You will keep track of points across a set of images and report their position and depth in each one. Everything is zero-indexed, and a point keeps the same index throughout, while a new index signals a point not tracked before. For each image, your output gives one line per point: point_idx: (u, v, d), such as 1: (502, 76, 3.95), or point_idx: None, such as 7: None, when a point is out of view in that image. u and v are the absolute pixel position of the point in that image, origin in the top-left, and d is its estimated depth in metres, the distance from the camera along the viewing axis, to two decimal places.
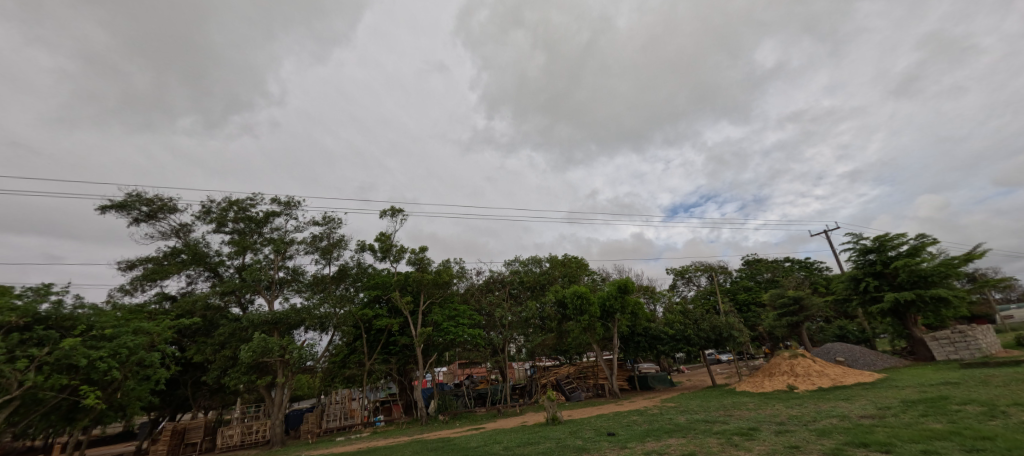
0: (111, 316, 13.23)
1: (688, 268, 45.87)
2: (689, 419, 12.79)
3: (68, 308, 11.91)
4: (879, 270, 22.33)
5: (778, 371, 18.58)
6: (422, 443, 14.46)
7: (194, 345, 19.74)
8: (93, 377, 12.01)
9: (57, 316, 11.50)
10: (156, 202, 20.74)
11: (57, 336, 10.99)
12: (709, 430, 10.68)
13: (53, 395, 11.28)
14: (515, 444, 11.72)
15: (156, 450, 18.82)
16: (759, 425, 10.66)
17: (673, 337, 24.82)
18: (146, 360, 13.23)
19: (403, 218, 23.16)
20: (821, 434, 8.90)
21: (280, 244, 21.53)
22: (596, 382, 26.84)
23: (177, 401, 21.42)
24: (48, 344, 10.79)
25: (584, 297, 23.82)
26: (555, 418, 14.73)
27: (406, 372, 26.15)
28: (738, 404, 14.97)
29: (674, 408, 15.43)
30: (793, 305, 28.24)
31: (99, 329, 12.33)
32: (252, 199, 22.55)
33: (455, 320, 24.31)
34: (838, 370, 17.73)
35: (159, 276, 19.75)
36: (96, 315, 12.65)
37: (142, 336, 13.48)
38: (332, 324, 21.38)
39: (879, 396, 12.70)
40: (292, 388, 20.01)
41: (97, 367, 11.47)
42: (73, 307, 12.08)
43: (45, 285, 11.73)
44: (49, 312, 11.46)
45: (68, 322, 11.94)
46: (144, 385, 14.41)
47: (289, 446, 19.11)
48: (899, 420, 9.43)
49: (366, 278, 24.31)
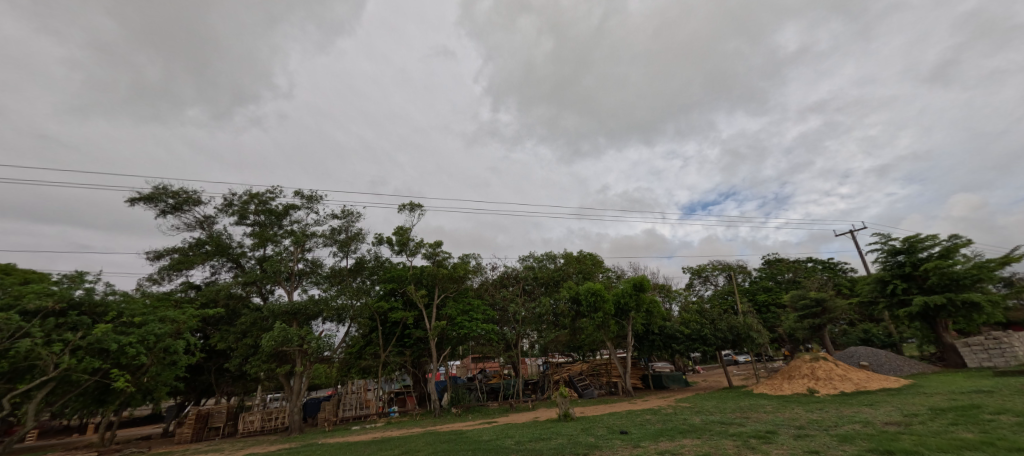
0: (140, 303, 13.62)
1: (706, 266, 45.24)
2: (704, 420, 12.61)
3: (99, 294, 12.30)
4: (908, 272, 21.43)
5: (798, 374, 18.20)
6: (435, 435, 14.57)
7: (217, 333, 20.32)
8: (122, 361, 12.43)
9: (89, 303, 11.93)
10: (182, 195, 21.36)
11: (90, 321, 11.42)
12: (725, 432, 10.48)
13: (87, 377, 11.77)
14: (527, 439, 11.72)
15: (182, 433, 19.59)
16: (777, 429, 10.41)
17: (689, 337, 24.26)
18: (172, 347, 13.64)
19: (419, 212, 23.30)
20: (843, 440, 8.66)
21: (300, 236, 21.97)
22: (609, 380, 26.68)
23: (201, 386, 22.21)
24: (81, 329, 11.22)
25: (598, 294, 23.74)
26: (567, 414, 14.71)
27: (420, 365, 26.37)
28: (756, 406, 14.68)
29: (689, 409, 15.20)
30: (815, 306, 27.53)
31: (129, 316, 12.75)
32: (272, 192, 23.01)
33: (469, 314, 24.62)
34: (862, 374, 17.21)
35: (185, 265, 20.37)
36: (126, 302, 13.11)
37: (169, 323, 13.90)
38: (349, 316, 21.83)
39: (906, 403, 12.26)
40: (310, 377, 20.42)
41: (127, 352, 11.87)
42: (104, 294, 12.47)
43: (79, 273, 12.18)
44: (82, 299, 11.88)
45: (100, 308, 12.35)
46: (170, 371, 14.90)
47: (307, 433, 19.54)
48: (927, 428, 9.08)
49: (382, 271, 24.73)
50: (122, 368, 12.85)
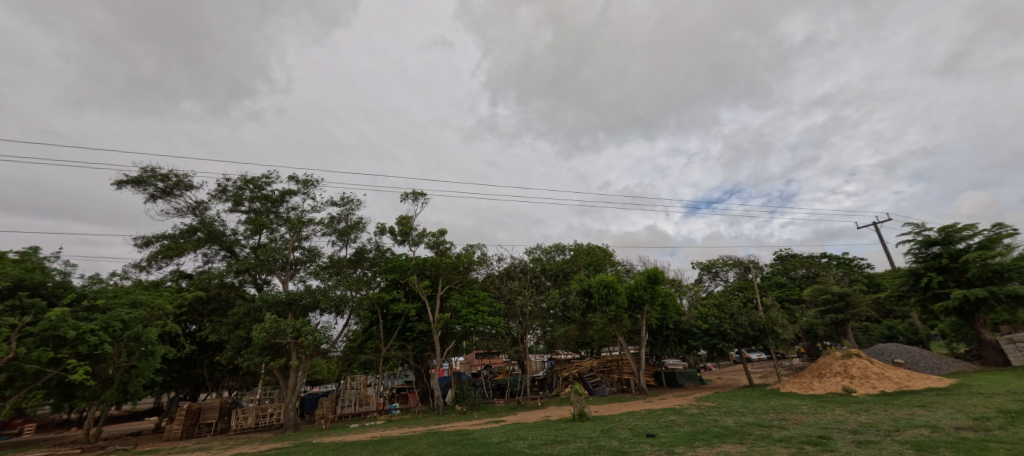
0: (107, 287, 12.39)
1: (715, 262, 43.89)
2: (738, 422, 11.37)
3: (55, 274, 11.18)
4: (944, 264, 20.03)
5: (829, 372, 16.92)
6: (439, 436, 13.32)
7: (209, 325, 19.21)
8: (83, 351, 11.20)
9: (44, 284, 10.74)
10: (172, 178, 20.23)
11: (42, 305, 10.22)
12: (770, 437, 9.24)
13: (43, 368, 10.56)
14: (542, 442, 10.47)
15: (171, 430, 18.53)
16: (829, 434, 9.18)
17: (707, 332, 22.90)
18: (143, 336, 12.42)
19: (423, 201, 22.16)
20: (920, 449, 7.39)
21: (296, 223, 20.81)
22: (620, 377, 25.41)
23: (194, 380, 21.16)
24: (32, 313, 10.02)
25: (610, 286, 22.53)
26: (582, 414, 13.51)
27: (423, 360, 25.28)
28: (790, 407, 13.42)
29: (716, 409, 13.95)
30: (838, 301, 26.18)
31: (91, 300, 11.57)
32: (267, 177, 21.82)
33: (474, 307, 23.53)
34: (901, 373, 15.90)
35: (174, 253, 19.22)
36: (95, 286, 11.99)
37: (141, 309, 12.66)
38: (348, 307, 20.72)
39: (966, 405, 10.95)
40: (307, 371, 19.28)
41: (87, 340, 10.67)
42: (60, 274, 11.32)
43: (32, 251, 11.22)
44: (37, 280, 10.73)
45: (58, 291, 11.16)
46: (146, 362, 13.60)
47: (302, 430, 18.38)
48: (1014, 435, 7.80)
49: (383, 262, 23.65)
50: (85, 359, 11.53)
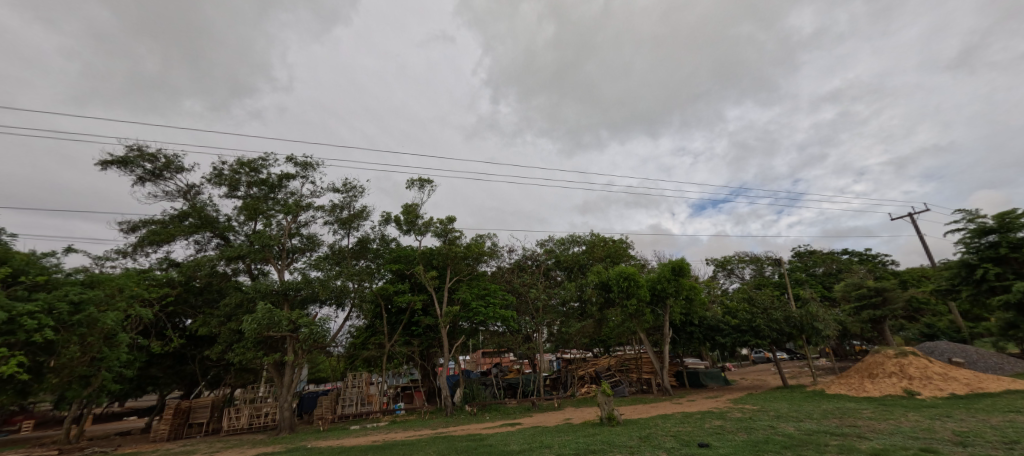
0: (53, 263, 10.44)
1: (731, 258, 42.02)
2: (801, 429, 9.71)
3: None
4: (1003, 254, 18.14)
5: (881, 372, 15.17)
6: (449, 441, 11.76)
7: (199, 317, 17.81)
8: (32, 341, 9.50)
9: None
10: (161, 159, 18.84)
11: None
12: (854, 449, 7.59)
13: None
14: (573, 450, 8.92)
15: (158, 430, 17.16)
16: (930, 446, 7.50)
17: (737, 329, 21.16)
18: (108, 323, 10.82)
19: (430, 186, 20.55)
20: None
21: (294, 207, 19.37)
22: (640, 377, 23.74)
23: (185, 377, 19.80)
24: None
25: (631, 278, 20.87)
26: (611, 417, 11.93)
27: (429, 357, 23.75)
28: (851, 411, 11.71)
29: (764, 413, 12.29)
30: (875, 296, 24.30)
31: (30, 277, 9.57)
32: (264, 160, 20.41)
33: (485, 299, 21.91)
34: (967, 373, 14.13)
35: (162, 238, 17.84)
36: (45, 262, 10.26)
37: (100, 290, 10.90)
38: (349, 299, 19.24)
39: None
40: (304, 369, 17.78)
41: (33, 327, 8.94)
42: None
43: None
44: None
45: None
46: (113, 352, 12.02)
47: (299, 432, 16.92)
48: None
49: (388, 253, 22.13)
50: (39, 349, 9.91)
